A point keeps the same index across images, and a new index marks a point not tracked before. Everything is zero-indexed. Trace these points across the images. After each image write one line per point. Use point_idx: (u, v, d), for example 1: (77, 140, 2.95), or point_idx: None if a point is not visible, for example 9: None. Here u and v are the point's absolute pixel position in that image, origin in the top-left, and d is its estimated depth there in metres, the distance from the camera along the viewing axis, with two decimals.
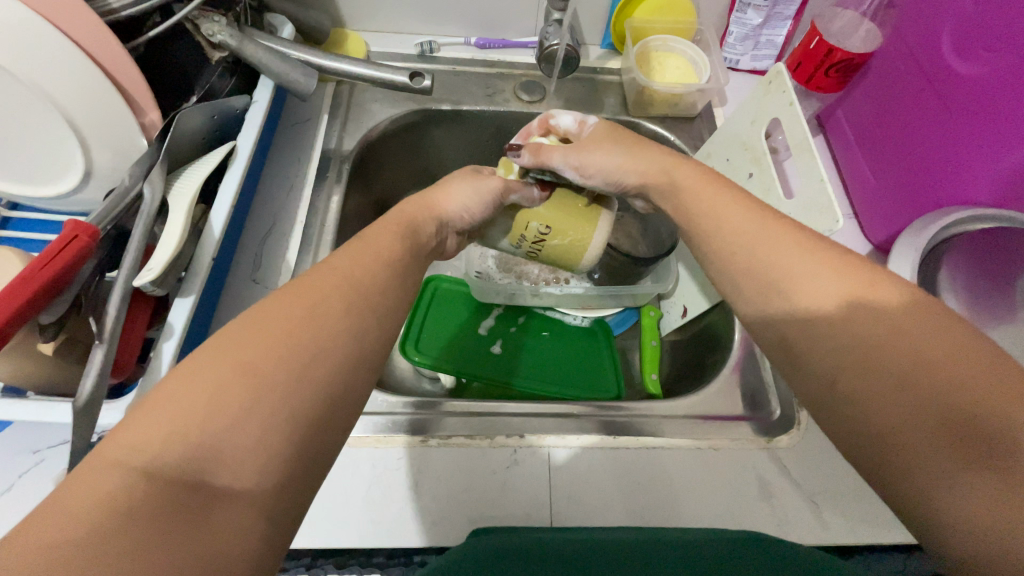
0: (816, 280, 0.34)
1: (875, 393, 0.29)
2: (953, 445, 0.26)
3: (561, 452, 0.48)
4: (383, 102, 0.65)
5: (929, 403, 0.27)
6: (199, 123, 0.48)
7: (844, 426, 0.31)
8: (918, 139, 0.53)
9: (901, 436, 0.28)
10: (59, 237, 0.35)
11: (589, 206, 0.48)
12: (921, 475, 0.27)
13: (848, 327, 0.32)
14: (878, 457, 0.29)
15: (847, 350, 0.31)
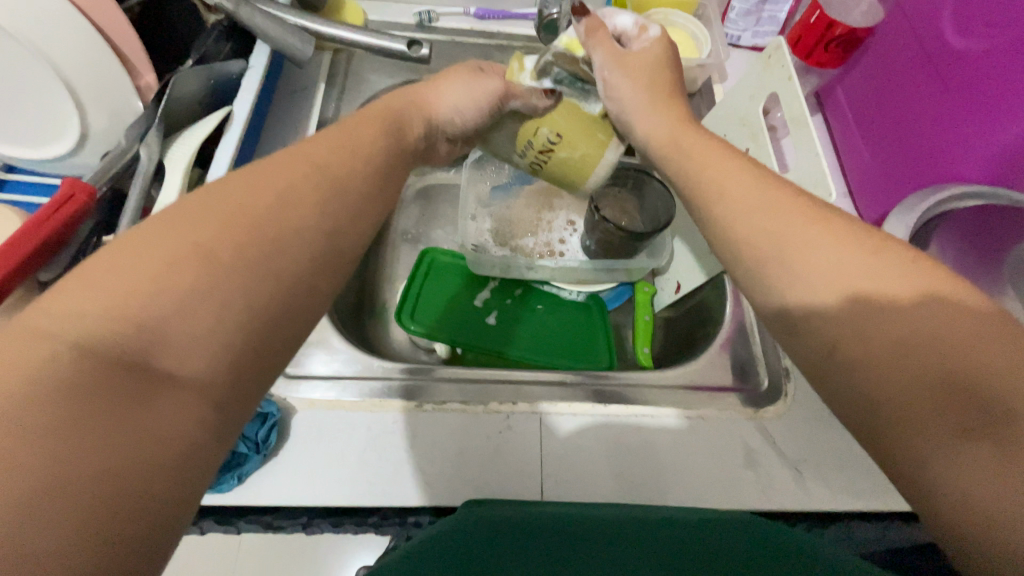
0: (816, 245, 0.30)
1: (871, 354, 0.27)
2: (946, 411, 0.24)
3: (554, 419, 0.49)
4: (381, 71, 0.65)
5: (928, 370, 0.25)
6: (196, 87, 0.48)
7: (838, 393, 0.28)
8: (917, 117, 0.53)
9: (896, 398, 0.25)
10: (56, 195, 0.36)
11: (602, 118, 0.45)
12: (914, 439, 0.25)
13: (848, 276, 0.29)
14: (873, 421, 0.26)
15: (847, 307, 0.28)
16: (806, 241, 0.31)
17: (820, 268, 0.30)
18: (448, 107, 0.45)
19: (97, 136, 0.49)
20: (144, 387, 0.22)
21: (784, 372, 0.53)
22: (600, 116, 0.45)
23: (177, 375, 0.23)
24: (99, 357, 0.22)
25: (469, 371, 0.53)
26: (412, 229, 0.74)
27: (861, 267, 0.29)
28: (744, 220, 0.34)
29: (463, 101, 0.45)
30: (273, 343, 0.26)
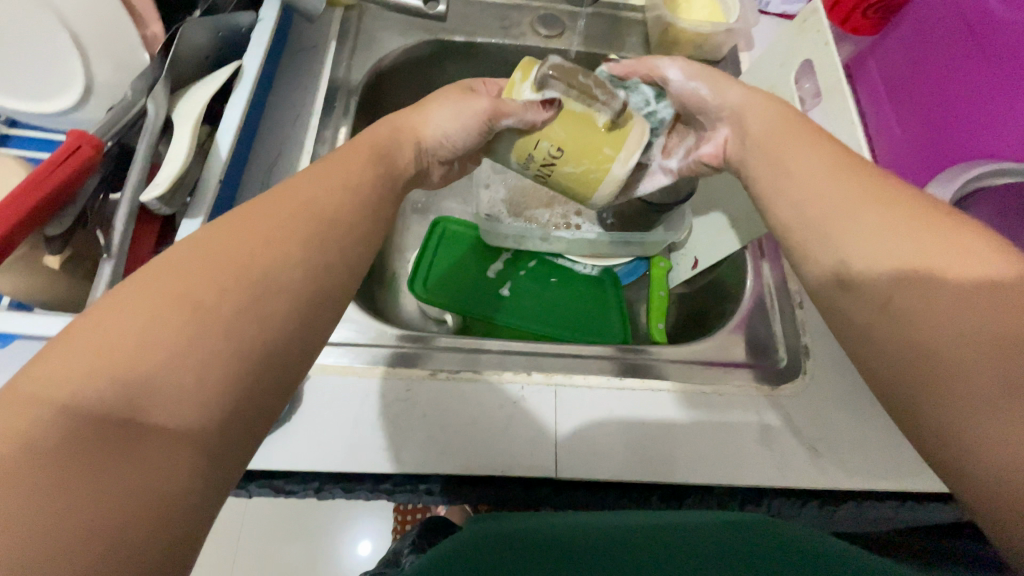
0: (865, 210, 0.31)
1: (929, 307, 0.27)
2: (999, 364, 0.24)
3: (569, 390, 0.48)
4: (393, 31, 0.62)
5: (983, 325, 0.25)
6: (204, 41, 0.46)
7: (886, 351, 0.28)
8: (951, 90, 0.51)
9: (951, 349, 0.25)
10: (62, 146, 0.34)
11: (609, 130, 0.40)
12: (965, 393, 0.24)
13: (903, 236, 0.29)
14: (921, 377, 0.26)
15: (909, 262, 0.29)
16: (861, 207, 0.31)
17: (876, 230, 0.30)
18: (436, 129, 0.44)
19: (102, 91, 0.47)
20: (161, 351, 0.23)
21: (803, 350, 0.52)
22: (607, 126, 0.40)
23: (189, 347, 0.24)
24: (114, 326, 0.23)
25: (471, 340, 0.52)
26: (422, 200, 0.73)
27: (908, 230, 0.29)
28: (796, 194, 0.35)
29: (448, 122, 0.43)
30: (281, 317, 0.27)
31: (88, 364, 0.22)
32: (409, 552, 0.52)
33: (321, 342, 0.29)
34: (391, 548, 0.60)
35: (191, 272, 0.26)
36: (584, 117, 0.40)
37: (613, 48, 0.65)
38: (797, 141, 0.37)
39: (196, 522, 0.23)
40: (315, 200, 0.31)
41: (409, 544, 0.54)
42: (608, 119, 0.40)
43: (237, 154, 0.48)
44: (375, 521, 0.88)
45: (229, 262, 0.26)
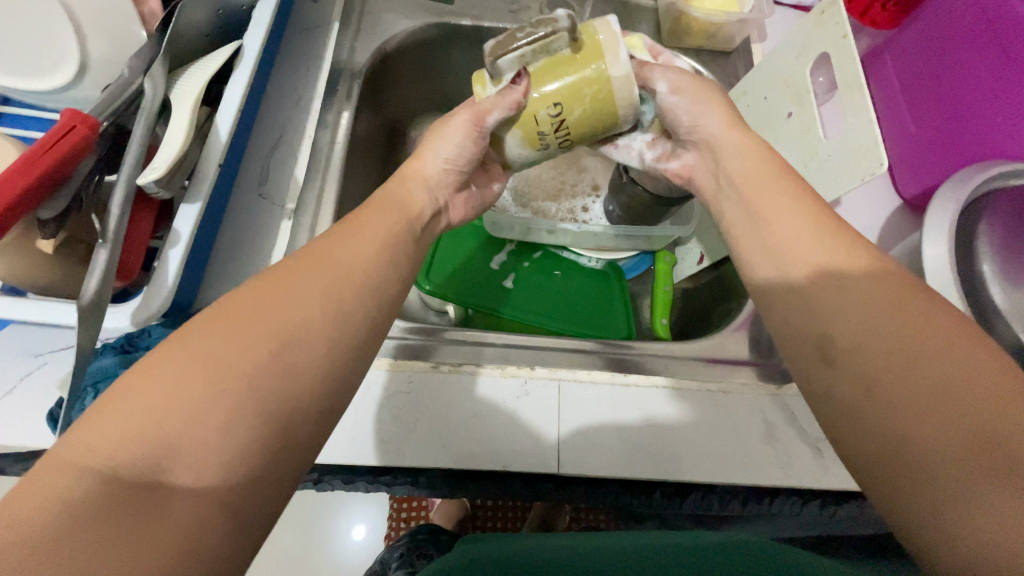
0: (850, 290, 0.32)
1: (913, 398, 0.27)
2: (979, 461, 0.24)
3: (574, 385, 0.48)
4: (398, 13, 0.60)
5: (966, 419, 0.25)
6: (203, 18, 0.44)
7: (865, 432, 0.28)
8: (968, 87, 0.49)
9: (933, 445, 0.26)
10: (55, 125, 0.33)
11: (579, 51, 0.36)
12: (946, 491, 0.25)
13: (889, 325, 0.30)
14: (901, 467, 0.26)
15: (891, 352, 0.29)
16: (846, 288, 0.32)
17: (865, 314, 0.31)
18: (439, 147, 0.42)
19: (97, 68, 0.45)
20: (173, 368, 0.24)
21: None
22: (573, 51, 0.36)
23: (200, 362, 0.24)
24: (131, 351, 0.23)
25: (474, 332, 0.51)
26: None
27: (890, 316, 0.30)
28: (783, 253, 0.35)
29: (445, 146, 0.41)
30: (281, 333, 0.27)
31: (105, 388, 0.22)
32: (399, 566, 0.52)
33: (328, 332, 0.29)
34: (382, 552, 0.60)
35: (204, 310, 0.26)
36: (550, 62, 0.36)
37: None
38: (787, 195, 0.37)
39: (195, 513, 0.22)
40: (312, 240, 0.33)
41: (397, 555, 0.55)
42: (570, 42, 0.36)
43: (238, 138, 0.46)
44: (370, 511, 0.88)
45: (244, 296, 0.28)
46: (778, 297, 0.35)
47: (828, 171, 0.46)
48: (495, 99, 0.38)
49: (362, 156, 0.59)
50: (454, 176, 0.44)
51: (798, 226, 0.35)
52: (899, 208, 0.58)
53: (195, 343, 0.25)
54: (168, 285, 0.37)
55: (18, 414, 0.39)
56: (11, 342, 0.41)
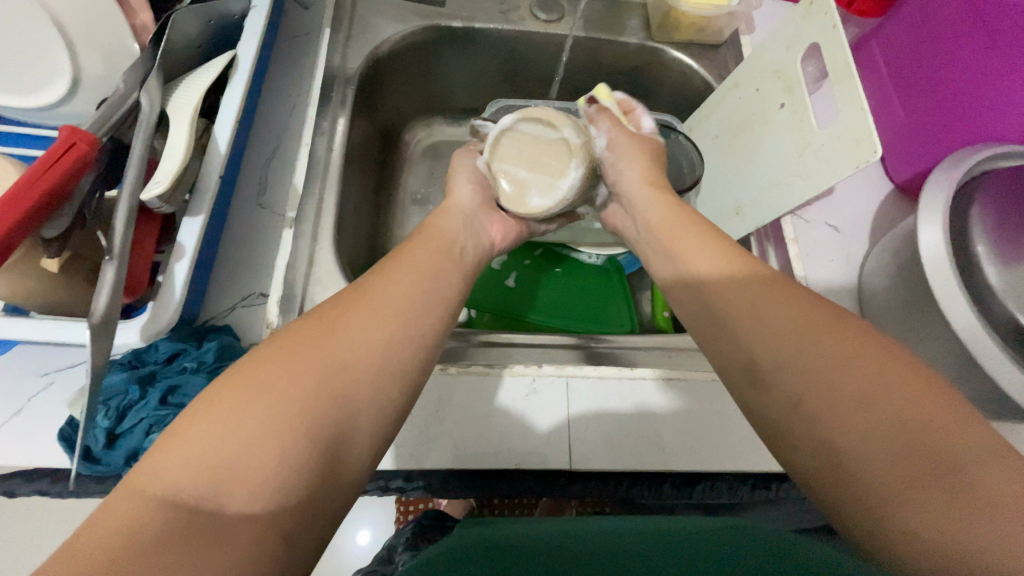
0: (762, 311, 0.33)
1: (835, 410, 0.28)
2: (905, 461, 0.25)
3: (580, 382, 0.48)
4: (388, 17, 0.60)
5: (886, 422, 0.26)
6: (195, 29, 0.44)
7: (800, 446, 0.29)
8: (956, 72, 0.50)
9: (867, 459, 0.26)
10: (55, 143, 0.33)
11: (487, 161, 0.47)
12: (881, 492, 0.25)
13: (802, 340, 0.31)
14: (844, 483, 0.27)
15: (810, 367, 0.29)
16: (760, 309, 0.33)
17: (780, 335, 0.31)
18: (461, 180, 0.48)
19: (90, 84, 0.45)
20: None
21: None
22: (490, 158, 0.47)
23: None
24: None
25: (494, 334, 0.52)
26: (421, 189, 0.70)
27: (801, 332, 0.31)
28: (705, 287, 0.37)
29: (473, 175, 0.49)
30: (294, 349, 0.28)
31: None
32: (403, 549, 0.53)
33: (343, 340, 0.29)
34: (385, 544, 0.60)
35: None
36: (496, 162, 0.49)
37: (614, 33, 0.63)
38: (693, 236, 0.40)
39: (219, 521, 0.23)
40: None
41: (403, 539, 0.55)
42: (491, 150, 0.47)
43: (235, 148, 0.46)
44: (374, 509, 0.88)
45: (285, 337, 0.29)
46: (704, 318, 0.36)
47: (823, 160, 0.46)
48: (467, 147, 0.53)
49: (359, 162, 0.59)
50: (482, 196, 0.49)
51: (708, 258, 0.38)
52: (891, 193, 0.59)
53: None
54: (177, 299, 0.37)
55: (26, 434, 0.39)
56: (18, 362, 0.41)
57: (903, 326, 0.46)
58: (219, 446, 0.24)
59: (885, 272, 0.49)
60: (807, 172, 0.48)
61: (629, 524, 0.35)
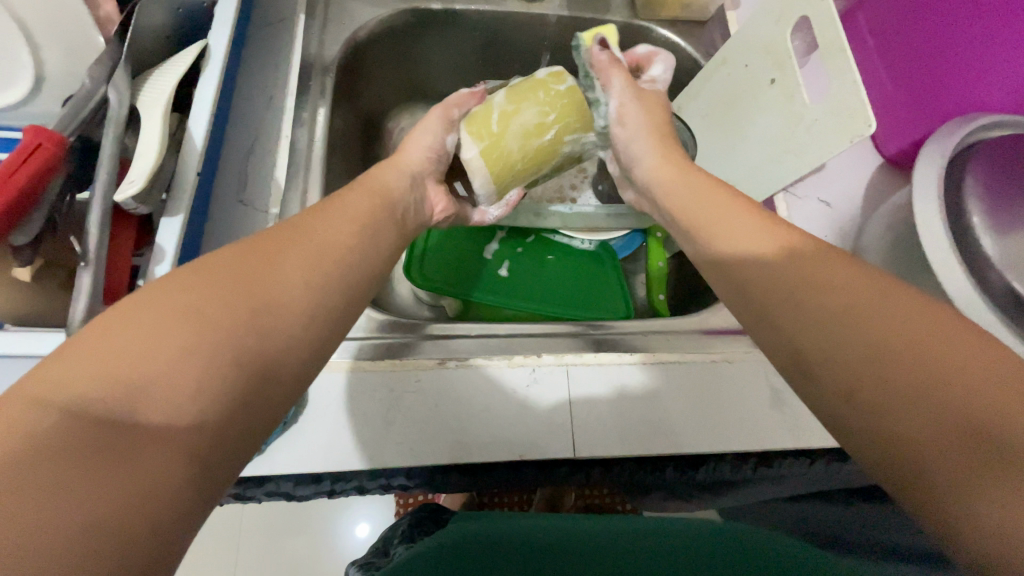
0: (805, 296, 0.30)
1: (887, 397, 0.25)
2: (967, 448, 0.22)
3: (581, 370, 0.47)
4: (365, 0, 0.58)
5: (945, 408, 0.24)
6: (163, 19, 0.42)
7: (854, 436, 0.26)
8: (944, 42, 0.49)
9: (915, 436, 0.24)
10: (19, 144, 0.31)
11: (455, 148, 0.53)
12: (943, 482, 0.23)
13: (849, 323, 0.28)
14: (893, 462, 0.25)
15: (859, 352, 0.27)
16: (808, 293, 0.30)
17: (825, 322, 0.29)
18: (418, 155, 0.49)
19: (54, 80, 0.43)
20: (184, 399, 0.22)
21: None
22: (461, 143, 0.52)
23: (195, 399, 0.23)
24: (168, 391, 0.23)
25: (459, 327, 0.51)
26: None
27: (847, 315, 0.28)
28: (745, 275, 0.34)
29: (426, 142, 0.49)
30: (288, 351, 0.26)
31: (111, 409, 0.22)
32: (398, 540, 0.52)
33: None
34: (381, 537, 0.59)
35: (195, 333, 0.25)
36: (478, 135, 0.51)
37: (598, 12, 0.62)
38: (727, 215, 0.38)
39: (189, 528, 0.22)
40: (318, 252, 0.32)
41: (398, 532, 0.54)
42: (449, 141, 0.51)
43: (212, 143, 0.44)
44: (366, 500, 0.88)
45: (257, 321, 0.27)
46: (746, 307, 0.34)
47: (816, 136, 0.46)
48: (460, 97, 0.51)
49: (341, 152, 0.57)
50: (433, 165, 0.50)
51: (743, 238, 0.35)
52: (881, 166, 0.59)
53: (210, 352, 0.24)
54: None
55: None
56: None
57: None
58: (197, 440, 0.23)
59: (879, 245, 0.49)
60: (800, 148, 0.48)
61: (660, 541, 0.34)
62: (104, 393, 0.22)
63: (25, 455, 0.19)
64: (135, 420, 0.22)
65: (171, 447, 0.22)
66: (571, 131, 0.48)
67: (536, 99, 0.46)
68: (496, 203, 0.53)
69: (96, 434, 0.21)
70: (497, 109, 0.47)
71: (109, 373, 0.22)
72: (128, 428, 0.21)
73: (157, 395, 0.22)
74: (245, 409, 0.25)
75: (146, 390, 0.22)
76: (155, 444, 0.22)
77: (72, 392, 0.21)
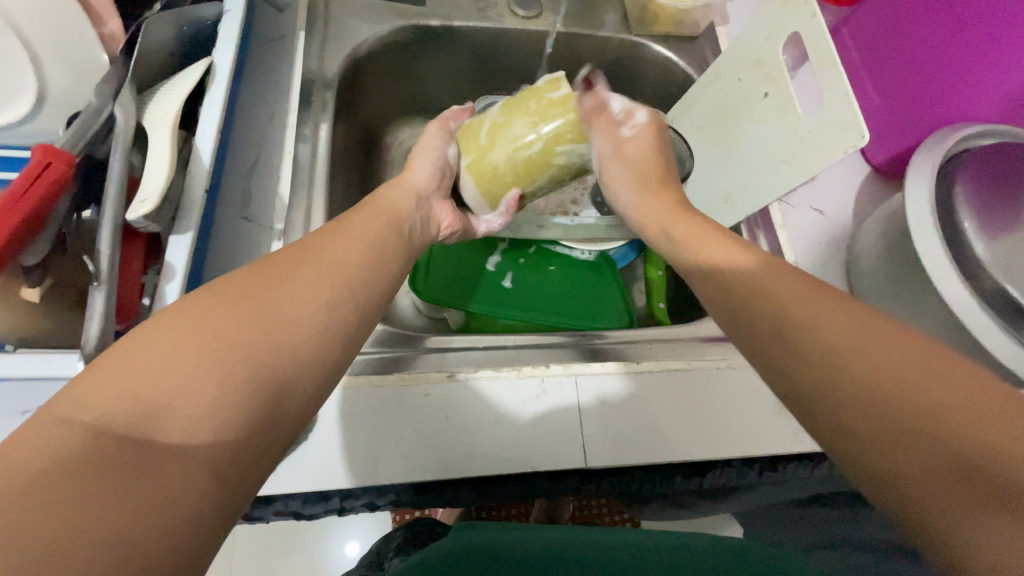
0: (809, 311, 0.30)
1: (886, 423, 0.25)
2: (966, 481, 0.22)
3: (590, 381, 0.48)
4: (362, 17, 0.59)
5: (945, 440, 0.23)
6: (168, 36, 0.42)
7: (851, 458, 0.26)
8: (930, 55, 0.51)
9: (911, 465, 0.24)
10: (30, 164, 0.31)
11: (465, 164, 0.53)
12: (941, 511, 0.22)
13: (853, 344, 0.28)
14: (882, 488, 0.25)
15: (860, 374, 0.27)
16: (812, 312, 0.30)
17: (827, 342, 0.29)
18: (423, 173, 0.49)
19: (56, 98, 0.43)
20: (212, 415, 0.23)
21: None
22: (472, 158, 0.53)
23: (219, 420, 0.23)
24: (196, 410, 0.23)
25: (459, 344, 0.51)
26: None
27: (851, 335, 0.28)
28: (734, 288, 0.35)
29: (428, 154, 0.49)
30: None
31: (139, 425, 0.22)
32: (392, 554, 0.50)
33: None
34: (374, 547, 0.57)
35: (219, 350, 0.25)
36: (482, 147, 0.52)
37: (592, 28, 0.63)
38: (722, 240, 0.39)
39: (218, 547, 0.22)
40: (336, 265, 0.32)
41: (393, 546, 0.52)
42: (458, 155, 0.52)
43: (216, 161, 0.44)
44: (363, 518, 0.87)
45: (277, 337, 0.27)
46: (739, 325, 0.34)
47: (810, 147, 0.47)
48: (454, 112, 0.53)
49: (342, 167, 0.57)
50: (439, 182, 0.51)
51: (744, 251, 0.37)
52: (870, 174, 0.61)
53: (238, 368, 0.25)
54: None
55: None
56: None
57: (893, 302, 0.48)
58: (228, 459, 0.23)
59: (873, 251, 0.50)
60: (795, 159, 0.49)
61: (672, 556, 0.33)
62: (134, 407, 0.22)
63: (61, 469, 0.20)
64: (164, 435, 0.22)
65: (198, 467, 0.22)
66: (565, 142, 0.46)
67: (526, 111, 0.45)
68: (495, 212, 0.52)
69: (121, 452, 0.21)
70: (490, 121, 0.48)
71: (139, 391, 0.22)
72: (154, 446, 0.22)
73: (186, 412, 0.23)
74: (265, 428, 0.25)
75: (173, 407, 0.23)
76: (184, 463, 0.22)
77: (101, 415, 0.21)
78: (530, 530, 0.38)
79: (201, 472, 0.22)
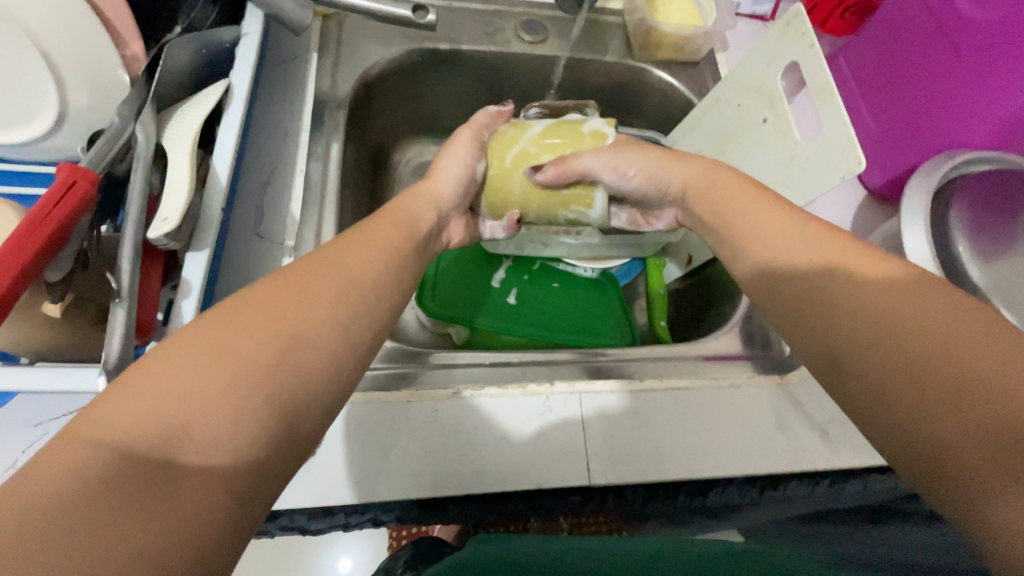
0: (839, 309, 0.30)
1: (923, 403, 0.25)
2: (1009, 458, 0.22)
3: (594, 398, 0.49)
4: (374, 40, 0.60)
5: (986, 420, 0.23)
6: (188, 59, 0.43)
7: (892, 434, 0.26)
8: (925, 85, 0.53)
9: (950, 448, 0.24)
10: (55, 183, 0.32)
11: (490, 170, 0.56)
12: (983, 488, 0.22)
13: (893, 335, 0.27)
14: (920, 461, 0.25)
15: (896, 359, 0.27)
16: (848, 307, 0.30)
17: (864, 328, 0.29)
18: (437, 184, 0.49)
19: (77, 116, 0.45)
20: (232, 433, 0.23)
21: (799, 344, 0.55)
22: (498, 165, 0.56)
23: (240, 436, 0.24)
24: (216, 427, 0.23)
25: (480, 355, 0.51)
26: None
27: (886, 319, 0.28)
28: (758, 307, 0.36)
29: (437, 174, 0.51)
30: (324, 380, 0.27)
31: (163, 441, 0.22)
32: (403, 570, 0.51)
33: None
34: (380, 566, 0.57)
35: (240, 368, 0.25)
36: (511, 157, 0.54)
37: (596, 53, 0.65)
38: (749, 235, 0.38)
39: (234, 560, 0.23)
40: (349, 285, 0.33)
41: (402, 562, 0.53)
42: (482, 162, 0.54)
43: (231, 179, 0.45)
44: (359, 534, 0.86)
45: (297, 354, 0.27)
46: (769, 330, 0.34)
47: (808, 173, 0.49)
48: (487, 117, 0.53)
49: (352, 184, 0.58)
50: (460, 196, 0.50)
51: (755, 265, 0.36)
52: (867, 198, 0.63)
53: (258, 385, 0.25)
54: None
55: None
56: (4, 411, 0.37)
57: None
58: (246, 474, 0.24)
59: None
60: (794, 184, 0.51)
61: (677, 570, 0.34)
62: (157, 424, 0.22)
63: (88, 483, 0.20)
64: (187, 452, 0.23)
65: (218, 482, 0.23)
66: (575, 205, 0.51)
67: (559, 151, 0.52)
68: (500, 221, 0.53)
69: (145, 467, 0.22)
70: (522, 147, 0.52)
71: (163, 407, 0.23)
72: (177, 460, 0.22)
73: (210, 428, 0.23)
74: (282, 444, 0.25)
75: (196, 423, 0.23)
76: (206, 478, 0.22)
77: (128, 431, 0.22)
78: (542, 543, 0.38)
79: (218, 487, 0.23)
